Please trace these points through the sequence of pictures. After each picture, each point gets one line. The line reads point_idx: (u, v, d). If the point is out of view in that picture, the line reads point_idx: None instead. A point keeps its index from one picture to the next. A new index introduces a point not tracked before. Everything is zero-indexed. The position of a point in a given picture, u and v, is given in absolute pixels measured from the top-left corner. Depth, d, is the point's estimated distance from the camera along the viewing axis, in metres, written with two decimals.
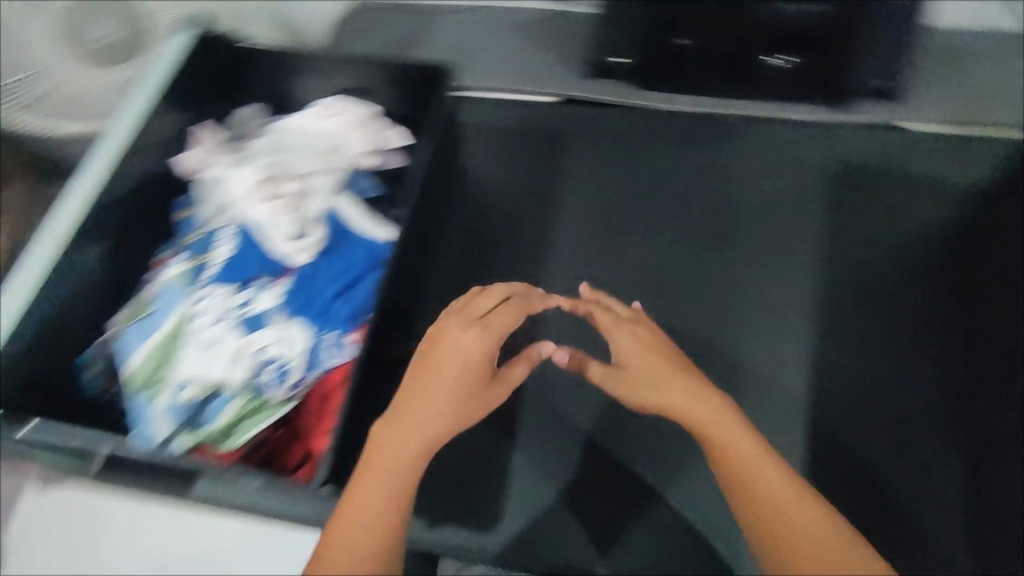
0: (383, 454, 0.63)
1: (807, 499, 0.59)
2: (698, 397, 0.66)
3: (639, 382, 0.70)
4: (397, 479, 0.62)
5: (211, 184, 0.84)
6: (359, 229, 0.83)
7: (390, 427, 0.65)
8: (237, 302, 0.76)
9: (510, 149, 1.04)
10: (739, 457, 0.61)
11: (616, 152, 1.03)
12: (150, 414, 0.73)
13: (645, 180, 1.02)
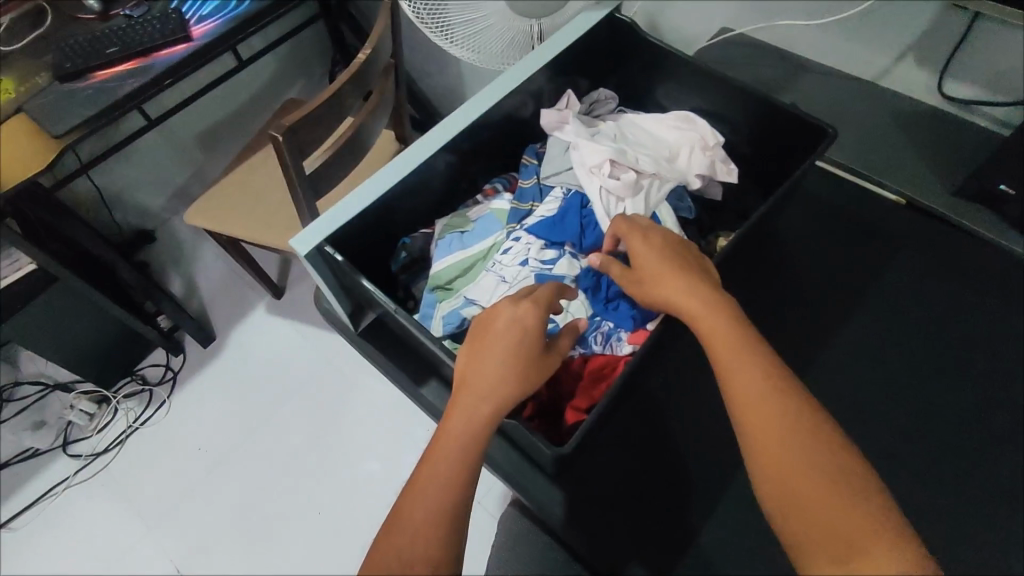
0: (484, 386, 0.61)
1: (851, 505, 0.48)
2: (822, 495, 0.49)
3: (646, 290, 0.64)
4: (504, 378, 0.61)
5: (561, 151, 0.91)
6: None
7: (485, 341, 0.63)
8: (543, 256, 0.81)
9: (831, 235, 1.05)
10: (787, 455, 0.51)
11: (937, 287, 0.99)
12: (435, 311, 0.83)
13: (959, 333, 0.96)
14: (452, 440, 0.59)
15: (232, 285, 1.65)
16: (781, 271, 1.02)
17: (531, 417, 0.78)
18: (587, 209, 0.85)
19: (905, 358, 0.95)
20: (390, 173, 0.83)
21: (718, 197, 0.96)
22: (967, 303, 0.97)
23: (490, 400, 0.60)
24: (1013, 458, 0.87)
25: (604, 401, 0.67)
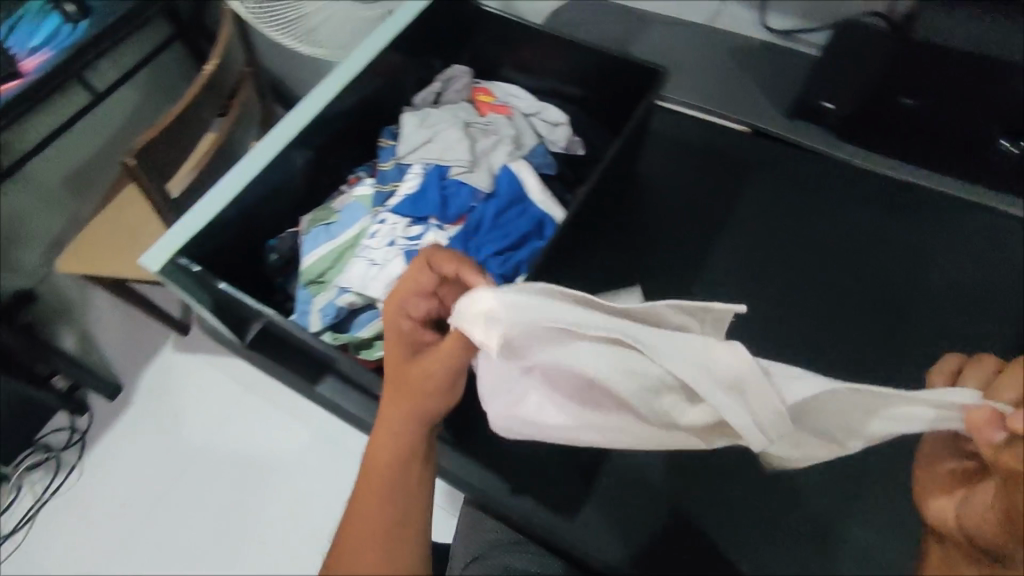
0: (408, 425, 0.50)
1: None
2: None
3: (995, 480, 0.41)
4: (444, 382, 0.51)
5: (415, 128, 0.91)
6: (531, 199, 0.85)
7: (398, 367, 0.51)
8: (410, 234, 0.83)
9: (692, 171, 1.08)
10: None
11: (793, 199, 1.04)
12: (310, 306, 0.82)
13: (818, 235, 1.02)
14: (376, 500, 0.47)
15: (133, 335, 1.42)
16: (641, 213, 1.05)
17: None
18: (447, 179, 0.86)
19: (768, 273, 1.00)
20: (237, 176, 0.81)
21: (580, 151, 0.99)
22: (822, 207, 1.03)
23: (427, 403, 0.50)
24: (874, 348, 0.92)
25: None
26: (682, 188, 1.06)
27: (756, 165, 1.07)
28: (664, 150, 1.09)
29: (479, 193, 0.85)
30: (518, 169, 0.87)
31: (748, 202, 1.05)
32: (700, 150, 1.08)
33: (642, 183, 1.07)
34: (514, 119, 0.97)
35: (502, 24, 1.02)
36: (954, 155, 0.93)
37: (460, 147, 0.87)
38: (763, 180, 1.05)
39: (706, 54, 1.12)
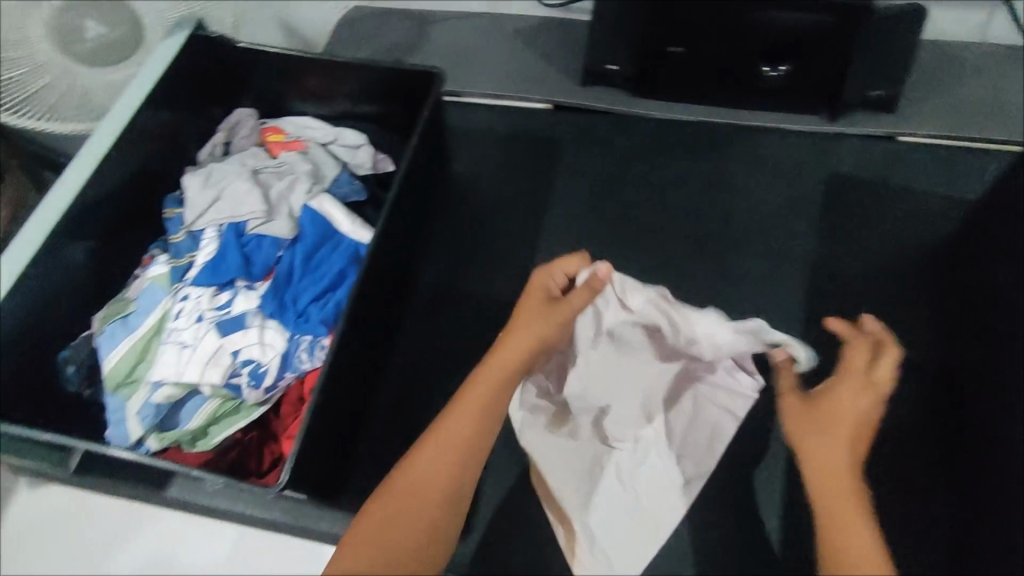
0: (479, 422, 0.66)
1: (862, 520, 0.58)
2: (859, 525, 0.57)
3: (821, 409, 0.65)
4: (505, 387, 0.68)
5: (199, 188, 0.84)
6: (340, 231, 0.82)
7: (497, 370, 0.68)
8: (217, 303, 0.76)
9: (506, 155, 1.03)
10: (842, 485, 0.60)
11: (612, 156, 1.02)
12: (125, 413, 0.73)
13: (640, 186, 1.00)
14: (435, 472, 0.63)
15: None
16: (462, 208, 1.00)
17: (276, 458, 0.75)
18: (245, 235, 0.80)
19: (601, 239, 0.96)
20: None
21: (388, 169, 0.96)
22: (638, 159, 1.02)
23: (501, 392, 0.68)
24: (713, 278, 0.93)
25: (309, 413, 0.67)
26: (499, 173, 1.02)
27: (563, 133, 1.04)
28: (470, 141, 1.05)
29: (283, 240, 0.80)
30: (326, 209, 0.83)
31: (564, 168, 1.02)
32: (507, 132, 1.06)
33: (458, 180, 1.02)
34: (309, 152, 0.92)
35: (269, 57, 0.95)
36: (732, 89, 0.99)
37: (250, 197, 0.81)
38: (574, 145, 1.03)
39: (491, 43, 1.12)
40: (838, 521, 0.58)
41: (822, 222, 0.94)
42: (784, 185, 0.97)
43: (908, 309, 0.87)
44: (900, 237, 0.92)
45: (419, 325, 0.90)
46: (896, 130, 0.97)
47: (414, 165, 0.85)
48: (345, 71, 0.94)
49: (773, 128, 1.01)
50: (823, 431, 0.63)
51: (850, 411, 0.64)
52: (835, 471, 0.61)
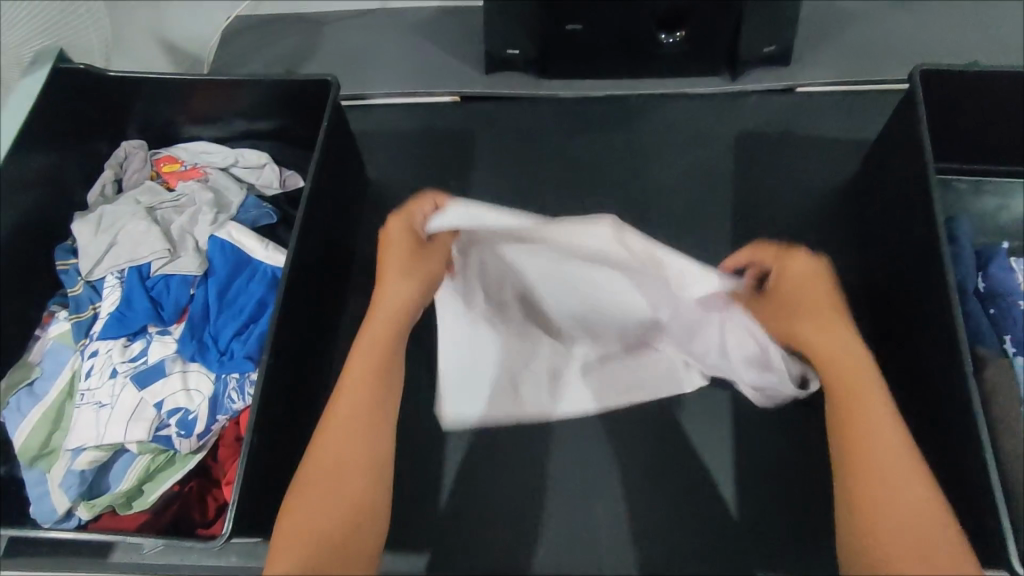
0: (363, 409, 0.67)
1: (899, 463, 0.61)
2: (896, 463, 0.61)
3: (794, 318, 0.71)
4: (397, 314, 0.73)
5: (91, 234, 0.78)
6: (254, 258, 0.78)
7: (372, 356, 0.70)
8: (130, 355, 0.72)
9: (419, 155, 1.01)
10: (873, 446, 0.62)
11: (526, 141, 1.01)
12: (47, 487, 0.68)
13: (558, 168, 0.99)
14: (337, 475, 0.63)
15: None
16: (382, 214, 0.97)
17: (220, 505, 0.72)
18: (150, 278, 0.75)
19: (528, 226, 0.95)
20: None
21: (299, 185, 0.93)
22: (553, 141, 1.01)
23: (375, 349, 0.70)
24: None
25: (247, 454, 0.64)
26: (418, 172, 1.00)
27: (475, 123, 1.03)
28: (383, 144, 1.02)
29: (192, 278, 0.76)
30: (231, 237, 0.78)
31: (482, 161, 1.00)
32: (419, 131, 1.03)
33: (375, 186, 0.99)
34: (210, 179, 0.88)
35: (148, 82, 0.89)
36: (632, 57, 0.99)
37: (150, 236, 0.76)
38: (487, 133, 1.02)
39: (388, 40, 1.09)
40: (862, 471, 0.61)
41: (736, 180, 0.96)
42: (696, 149, 0.99)
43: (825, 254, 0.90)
44: (809, 185, 0.95)
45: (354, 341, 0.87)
46: (792, 82, 1.00)
47: (321, 180, 0.81)
48: (235, 89, 0.89)
49: (679, 95, 1.03)
50: (781, 306, 0.72)
51: (805, 281, 0.72)
52: (840, 355, 0.68)
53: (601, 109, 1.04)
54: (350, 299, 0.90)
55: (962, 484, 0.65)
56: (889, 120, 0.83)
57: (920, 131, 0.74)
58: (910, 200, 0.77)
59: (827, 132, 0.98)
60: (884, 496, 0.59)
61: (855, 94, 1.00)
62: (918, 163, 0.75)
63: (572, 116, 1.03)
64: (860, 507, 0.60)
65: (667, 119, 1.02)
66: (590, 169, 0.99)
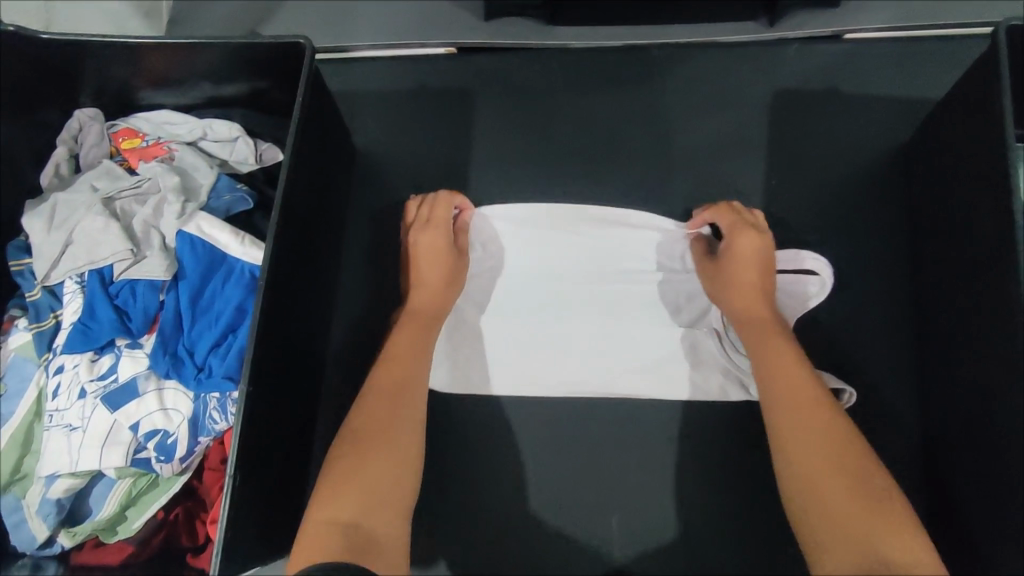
0: (401, 439, 0.66)
1: (817, 418, 0.64)
2: (814, 415, 0.64)
3: (731, 277, 0.75)
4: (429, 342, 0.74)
5: (43, 230, 0.69)
6: (228, 255, 0.70)
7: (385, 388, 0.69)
8: (99, 372, 0.65)
9: (413, 120, 0.89)
10: (784, 414, 0.65)
11: (533, 102, 0.89)
12: (23, 514, 0.64)
13: (569, 132, 0.88)
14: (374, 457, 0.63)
15: None
16: (372, 189, 0.87)
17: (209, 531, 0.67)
18: (113, 282, 0.67)
19: (536, 200, 0.85)
20: None
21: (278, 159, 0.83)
22: (563, 102, 0.89)
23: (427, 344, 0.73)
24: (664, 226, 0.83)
25: (230, 492, 0.58)
26: (411, 139, 0.89)
27: (476, 75, 0.90)
28: (371, 105, 0.90)
29: (161, 282, 0.68)
30: (201, 230, 0.69)
31: (484, 123, 0.88)
32: (410, 89, 0.91)
33: (363, 156, 0.88)
34: (176, 157, 0.78)
35: (93, 46, 0.76)
36: None
37: (109, 235, 0.67)
38: (488, 90, 0.90)
39: None
40: (795, 431, 0.63)
41: (771, 148, 0.85)
42: (727, 110, 0.87)
43: (865, 233, 0.82)
44: (853, 153, 0.84)
45: (350, 337, 0.81)
46: (840, 29, 0.86)
47: (303, 164, 0.72)
48: (196, 51, 0.77)
49: (708, 44, 0.89)
50: (724, 290, 0.75)
51: (745, 265, 0.74)
52: (754, 321, 0.73)
53: (619, 58, 0.90)
54: (343, 289, 0.83)
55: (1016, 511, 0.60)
56: (958, 82, 0.72)
57: (1001, 105, 0.63)
58: (978, 187, 0.67)
59: (875, 86, 0.86)
60: (809, 438, 0.63)
61: (910, 41, 0.86)
62: (993, 145, 0.64)
63: (585, 69, 0.90)
64: (797, 477, 0.61)
65: (695, 71, 0.89)
66: (606, 132, 0.87)
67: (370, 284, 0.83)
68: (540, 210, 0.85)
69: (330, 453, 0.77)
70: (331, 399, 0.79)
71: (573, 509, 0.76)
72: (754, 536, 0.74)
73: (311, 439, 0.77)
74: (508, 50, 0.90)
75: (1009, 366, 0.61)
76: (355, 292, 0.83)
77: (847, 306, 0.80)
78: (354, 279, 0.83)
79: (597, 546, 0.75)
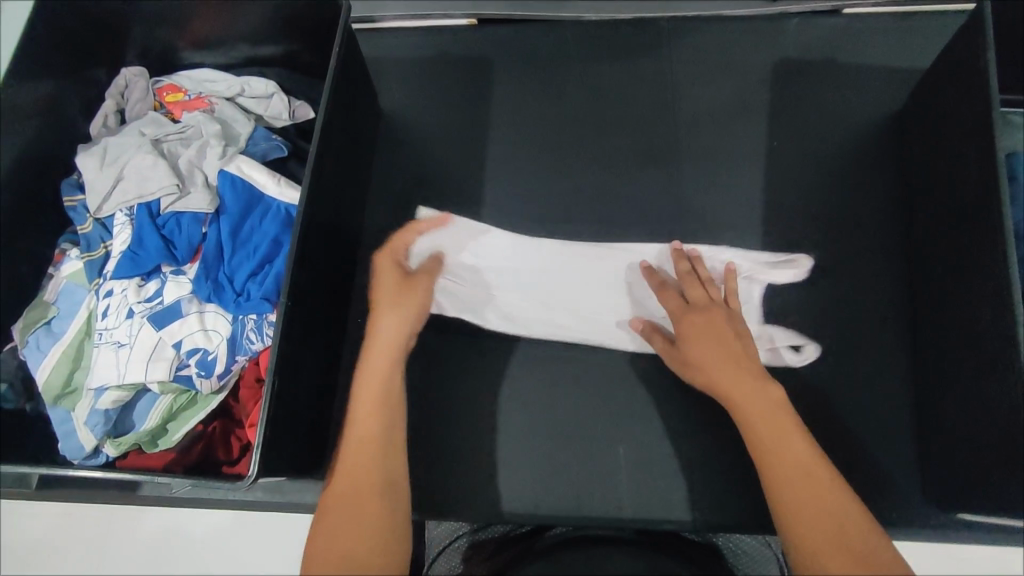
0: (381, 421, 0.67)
1: (805, 463, 0.62)
2: (812, 483, 0.60)
3: (699, 361, 0.71)
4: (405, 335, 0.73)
5: (96, 168, 0.75)
6: (265, 194, 0.75)
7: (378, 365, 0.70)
8: (145, 295, 0.70)
9: (435, 84, 0.95)
10: (768, 461, 0.63)
11: (549, 69, 0.94)
12: (73, 424, 0.68)
13: (581, 98, 0.93)
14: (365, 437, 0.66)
15: None
16: (396, 147, 0.92)
17: (244, 445, 0.73)
18: (160, 215, 0.72)
19: (549, 158, 0.90)
20: None
21: (310, 115, 0.88)
22: (576, 69, 0.94)
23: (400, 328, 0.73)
24: (671, 183, 0.88)
25: (269, 397, 0.64)
26: (433, 102, 0.94)
27: (494, 45, 0.96)
28: (395, 71, 0.96)
29: (204, 216, 0.73)
30: (243, 172, 0.75)
31: (501, 89, 0.94)
32: (432, 56, 0.96)
33: (387, 117, 0.94)
34: (216, 109, 0.83)
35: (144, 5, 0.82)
36: None
37: (157, 171, 0.72)
38: (505, 57, 0.95)
39: None
40: (792, 490, 0.60)
41: (773, 113, 0.90)
42: (731, 78, 0.92)
43: (863, 192, 0.86)
44: (852, 118, 0.89)
45: (372, 281, 0.86)
46: (840, 3, 0.91)
47: (335, 112, 0.77)
48: (238, 10, 0.83)
49: (714, 17, 0.94)
50: (693, 367, 0.72)
51: (707, 339, 0.71)
52: (726, 382, 0.69)
53: (630, 29, 0.95)
54: (366, 238, 0.88)
55: (999, 434, 0.64)
56: (947, 45, 0.77)
57: (986, 59, 0.68)
58: (966, 139, 0.71)
59: (872, 57, 0.91)
60: (804, 503, 0.59)
61: (906, 16, 0.91)
62: (978, 95, 0.69)
63: (597, 40, 0.95)
64: (798, 532, 0.58)
65: (701, 43, 0.94)
66: (617, 98, 0.92)
67: (392, 233, 0.88)
68: (553, 168, 0.90)
69: (353, 387, 0.82)
70: (355, 337, 0.83)
71: (582, 443, 0.80)
72: (753, 471, 0.78)
73: (335, 373, 0.81)
74: (525, 21, 0.96)
75: (995, 297, 0.65)
76: (378, 241, 0.87)
77: (846, 259, 0.83)
78: (377, 229, 0.88)
79: (605, 478, 0.78)
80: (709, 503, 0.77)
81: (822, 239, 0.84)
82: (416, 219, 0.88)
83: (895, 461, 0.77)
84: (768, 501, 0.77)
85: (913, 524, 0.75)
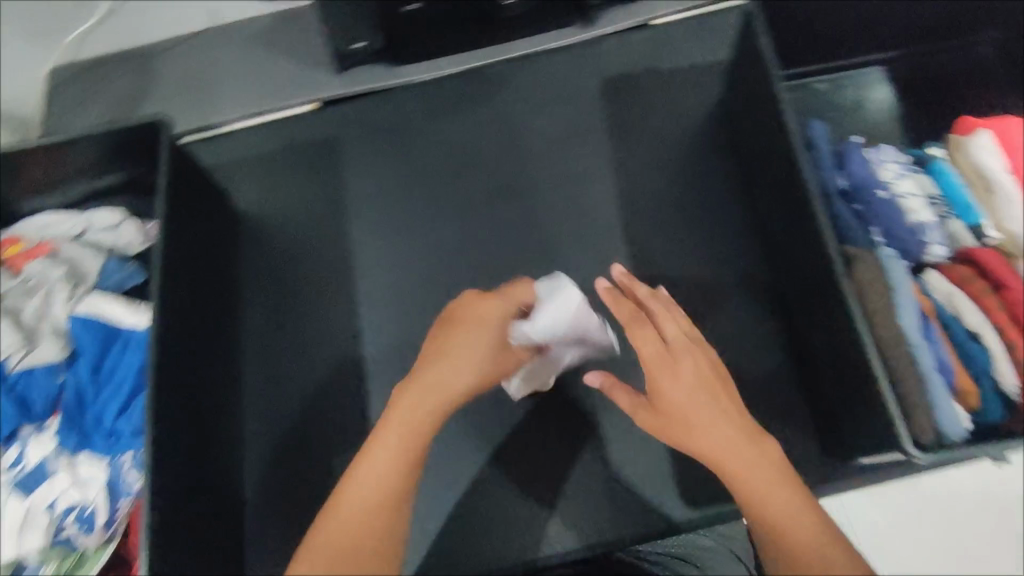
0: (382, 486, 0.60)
1: (804, 515, 0.56)
2: (823, 537, 0.54)
3: (681, 419, 0.62)
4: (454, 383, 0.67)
5: None
6: (121, 327, 0.73)
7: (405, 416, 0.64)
8: (6, 463, 0.66)
9: (287, 175, 0.95)
10: (770, 518, 0.56)
11: (396, 137, 0.96)
12: None
13: (432, 155, 0.95)
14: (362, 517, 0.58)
15: None
16: (260, 245, 0.91)
17: None
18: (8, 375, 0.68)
19: (413, 221, 0.92)
20: None
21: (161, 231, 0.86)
22: (420, 128, 0.96)
23: (458, 373, 0.68)
24: (533, 217, 0.91)
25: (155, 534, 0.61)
26: (289, 192, 0.94)
27: (337, 124, 0.97)
28: (244, 171, 0.95)
29: (58, 364, 0.70)
30: (95, 307, 0.73)
31: (352, 166, 0.95)
32: (280, 147, 0.96)
33: (246, 217, 0.93)
34: (60, 251, 0.79)
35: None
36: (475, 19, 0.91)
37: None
38: (351, 133, 0.96)
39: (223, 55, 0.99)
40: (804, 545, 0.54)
41: (613, 129, 0.95)
42: (567, 105, 0.96)
43: (708, 183, 0.91)
44: (683, 118, 0.94)
45: (262, 384, 0.85)
46: (647, 16, 0.96)
47: (180, 235, 0.77)
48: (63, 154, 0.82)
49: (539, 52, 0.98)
50: (674, 423, 0.63)
51: (686, 388, 0.63)
52: (713, 435, 0.61)
53: (464, 81, 0.97)
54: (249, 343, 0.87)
55: (857, 383, 0.69)
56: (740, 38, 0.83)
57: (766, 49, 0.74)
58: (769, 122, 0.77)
59: (689, 57, 0.96)
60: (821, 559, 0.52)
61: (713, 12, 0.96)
62: (769, 84, 0.75)
63: (435, 97, 0.97)
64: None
65: (532, 78, 0.97)
66: (464, 148, 0.95)
67: (273, 331, 0.87)
68: (419, 229, 0.91)
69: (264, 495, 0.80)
70: (255, 444, 0.82)
71: (500, 489, 0.80)
72: (666, 470, 0.80)
73: (242, 486, 0.80)
74: (361, 96, 0.97)
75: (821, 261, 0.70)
76: (260, 342, 0.86)
77: (705, 247, 0.88)
78: (257, 331, 0.87)
79: (529, 516, 0.79)
80: (630, 513, 0.79)
81: (680, 235, 0.89)
82: (294, 312, 0.88)
83: (791, 426, 0.81)
84: (685, 495, 0.79)
85: (818, 479, 0.79)
